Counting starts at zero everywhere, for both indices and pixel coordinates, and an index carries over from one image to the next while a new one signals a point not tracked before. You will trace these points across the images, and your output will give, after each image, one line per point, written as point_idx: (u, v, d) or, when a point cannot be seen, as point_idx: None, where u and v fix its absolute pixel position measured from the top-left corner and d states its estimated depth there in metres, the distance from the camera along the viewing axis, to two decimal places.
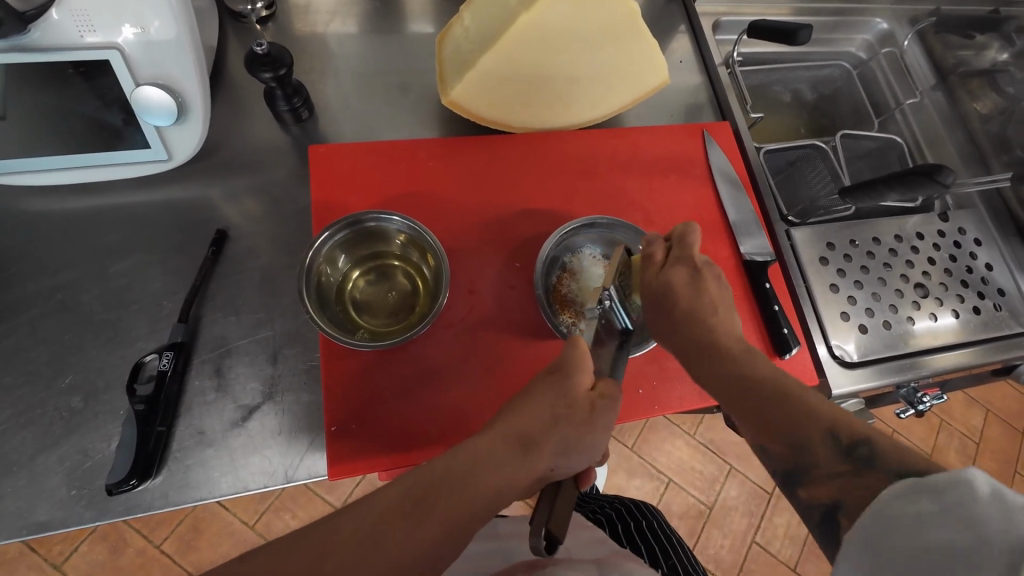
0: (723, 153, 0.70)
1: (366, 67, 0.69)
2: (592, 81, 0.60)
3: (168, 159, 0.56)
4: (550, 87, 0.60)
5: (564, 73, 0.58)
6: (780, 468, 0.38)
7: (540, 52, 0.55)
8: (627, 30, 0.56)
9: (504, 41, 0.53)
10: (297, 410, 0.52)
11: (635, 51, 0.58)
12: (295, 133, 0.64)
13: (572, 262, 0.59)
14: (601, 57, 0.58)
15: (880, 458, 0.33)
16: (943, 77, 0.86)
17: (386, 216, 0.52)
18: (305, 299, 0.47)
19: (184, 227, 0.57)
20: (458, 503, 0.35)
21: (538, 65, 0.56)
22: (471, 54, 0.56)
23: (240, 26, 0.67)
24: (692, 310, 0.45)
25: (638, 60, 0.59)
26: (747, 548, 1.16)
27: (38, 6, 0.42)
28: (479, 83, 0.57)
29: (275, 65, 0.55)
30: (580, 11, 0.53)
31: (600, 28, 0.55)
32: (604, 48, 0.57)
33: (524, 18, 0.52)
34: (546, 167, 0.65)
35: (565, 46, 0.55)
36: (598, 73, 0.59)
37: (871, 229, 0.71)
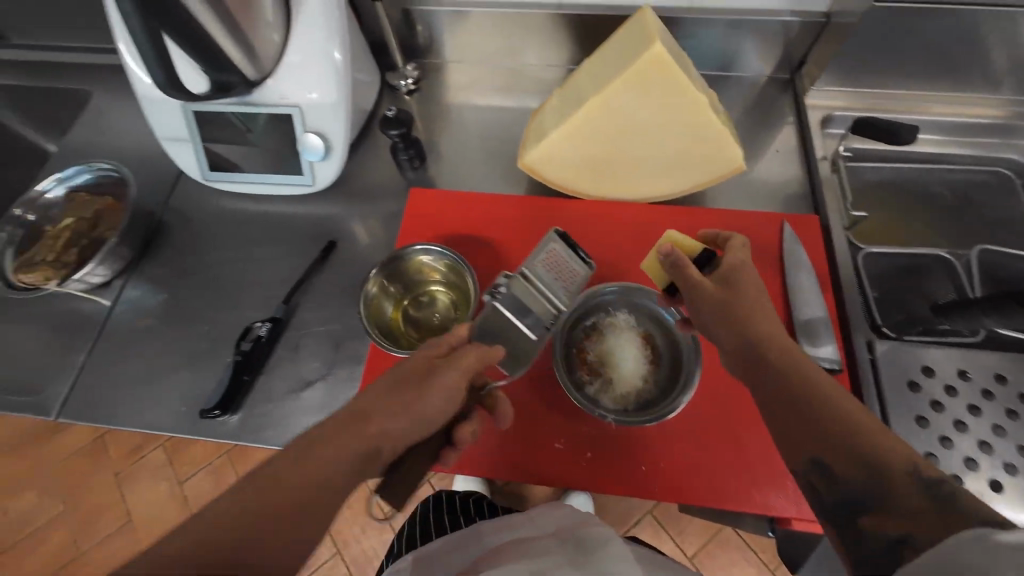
0: (802, 244, 0.66)
1: (476, 133, 0.84)
2: (659, 158, 0.64)
3: (312, 185, 0.73)
4: (617, 159, 0.65)
5: (633, 149, 0.63)
6: (836, 496, 0.36)
7: (610, 132, 0.61)
8: (699, 118, 0.59)
9: (573, 119, 0.60)
10: (339, 392, 0.63)
11: (705, 136, 0.60)
12: (409, 177, 0.80)
13: (600, 325, 0.61)
14: (669, 139, 0.61)
15: (958, 497, 0.31)
16: None
17: (430, 248, 0.62)
18: (360, 307, 0.58)
19: (311, 234, 0.75)
20: (347, 437, 0.40)
21: (604, 141, 0.62)
22: (547, 128, 0.64)
23: (394, 95, 0.87)
24: (732, 298, 0.48)
25: (711, 143, 0.61)
26: None
27: (264, 75, 0.65)
28: (550, 152, 0.65)
29: (401, 124, 0.71)
30: (648, 101, 0.58)
31: (671, 116, 0.59)
32: (674, 133, 0.61)
33: (592, 103, 0.58)
34: (605, 232, 0.69)
35: (630, 127, 0.60)
36: (668, 151, 0.63)
37: (993, 364, 0.58)
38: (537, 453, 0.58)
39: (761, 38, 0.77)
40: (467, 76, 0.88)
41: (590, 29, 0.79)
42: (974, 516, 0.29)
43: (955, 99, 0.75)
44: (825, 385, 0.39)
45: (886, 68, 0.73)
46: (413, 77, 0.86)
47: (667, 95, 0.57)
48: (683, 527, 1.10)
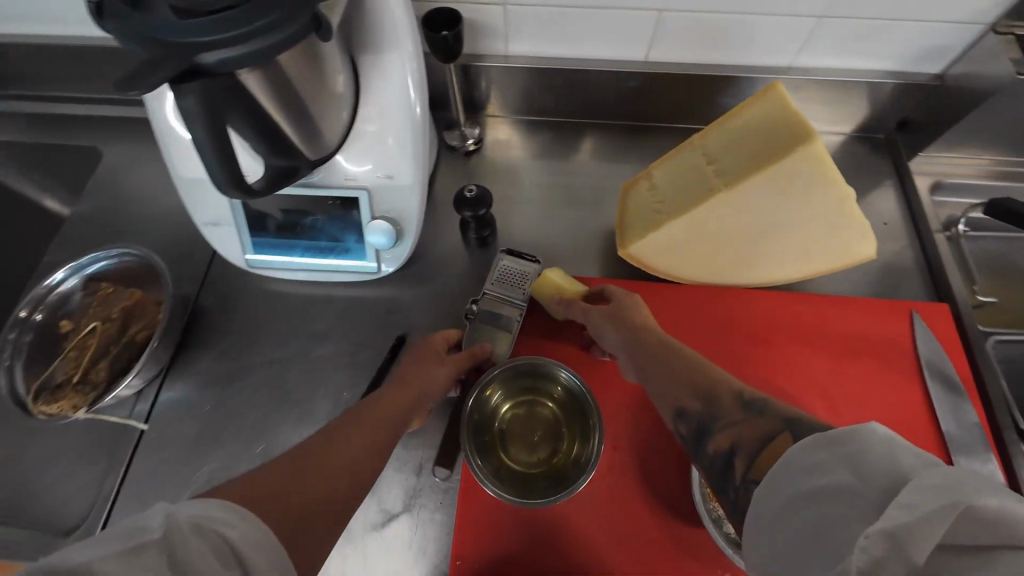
0: (939, 341, 0.59)
1: (547, 199, 0.76)
2: (780, 249, 0.57)
3: (376, 271, 0.65)
4: (733, 250, 0.58)
5: (754, 240, 0.56)
6: (691, 428, 0.41)
7: (735, 223, 0.54)
8: (839, 214, 0.52)
9: (693, 212, 0.53)
10: (429, 527, 0.54)
11: (838, 226, 0.54)
12: (477, 253, 0.71)
13: None
14: (797, 230, 0.54)
15: (770, 410, 0.37)
16: None
17: (543, 361, 0.54)
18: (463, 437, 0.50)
19: (374, 324, 0.66)
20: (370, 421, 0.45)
21: (724, 233, 0.55)
22: (656, 216, 0.57)
23: (451, 154, 0.78)
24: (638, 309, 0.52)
25: (843, 233, 0.55)
26: None
27: (326, 155, 0.56)
28: (659, 243, 0.57)
29: (477, 205, 0.62)
30: (784, 193, 0.51)
31: (809, 210, 0.52)
32: (806, 226, 0.54)
33: (719, 196, 0.51)
34: (717, 325, 0.61)
35: (756, 220, 0.53)
36: (792, 243, 0.56)
37: None
38: None
39: (864, 98, 0.71)
40: (532, 133, 0.80)
41: (676, 87, 0.72)
42: (779, 418, 0.36)
43: None
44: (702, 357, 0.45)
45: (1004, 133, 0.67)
46: (474, 137, 0.77)
47: (813, 190, 0.50)
48: None
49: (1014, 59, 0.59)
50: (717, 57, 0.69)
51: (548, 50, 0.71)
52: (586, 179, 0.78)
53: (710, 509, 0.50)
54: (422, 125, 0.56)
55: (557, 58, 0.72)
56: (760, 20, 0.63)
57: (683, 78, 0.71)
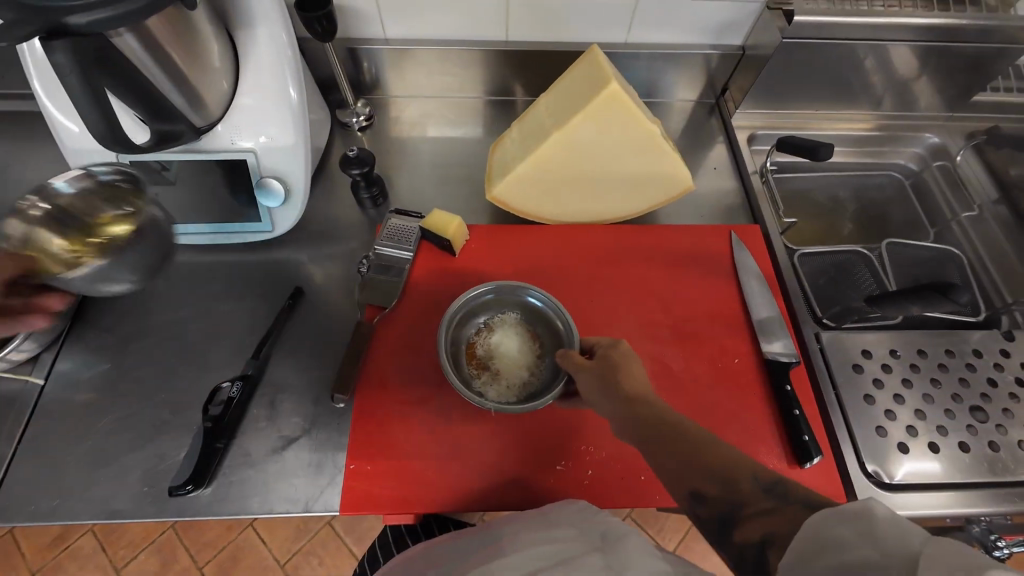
0: (750, 253, 0.73)
1: (435, 166, 0.85)
2: (617, 184, 0.68)
3: (271, 231, 0.71)
4: (580, 187, 0.69)
5: (592, 174, 0.67)
6: (715, 514, 0.40)
7: (571, 160, 0.64)
8: (649, 147, 0.64)
9: (538, 152, 0.63)
10: (327, 446, 0.60)
11: (657, 161, 0.66)
12: (371, 214, 0.79)
13: (491, 326, 0.64)
14: (625, 166, 0.66)
15: (792, 492, 0.39)
16: (1008, 191, 0.83)
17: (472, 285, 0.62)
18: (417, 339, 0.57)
19: (273, 281, 0.71)
20: None
21: (568, 170, 0.66)
22: (513, 160, 0.67)
23: (345, 132, 0.86)
24: (630, 372, 0.51)
25: (662, 168, 0.67)
26: None
27: (211, 122, 0.61)
28: (517, 184, 0.67)
29: (361, 163, 0.70)
30: (605, 132, 0.62)
31: (626, 145, 0.64)
32: (628, 159, 0.65)
33: (555, 136, 0.62)
34: (580, 255, 0.72)
35: (591, 158, 0.64)
36: (621, 176, 0.67)
37: (914, 340, 0.68)
38: (540, 481, 0.59)
39: (689, 68, 0.86)
40: (418, 110, 0.89)
41: (536, 63, 0.84)
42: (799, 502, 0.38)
43: (847, 116, 0.89)
44: (696, 431, 0.45)
45: (793, 91, 0.84)
46: (364, 113, 0.85)
47: (623, 126, 0.62)
48: (662, 525, 1.14)
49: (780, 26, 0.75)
50: (565, 36, 0.82)
51: (421, 33, 0.81)
52: (470, 148, 0.87)
53: (463, 375, 0.60)
54: (300, 95, 0.64)
55: (429, 40, 0.81)
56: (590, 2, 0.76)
57: (539, 55, 0.83)
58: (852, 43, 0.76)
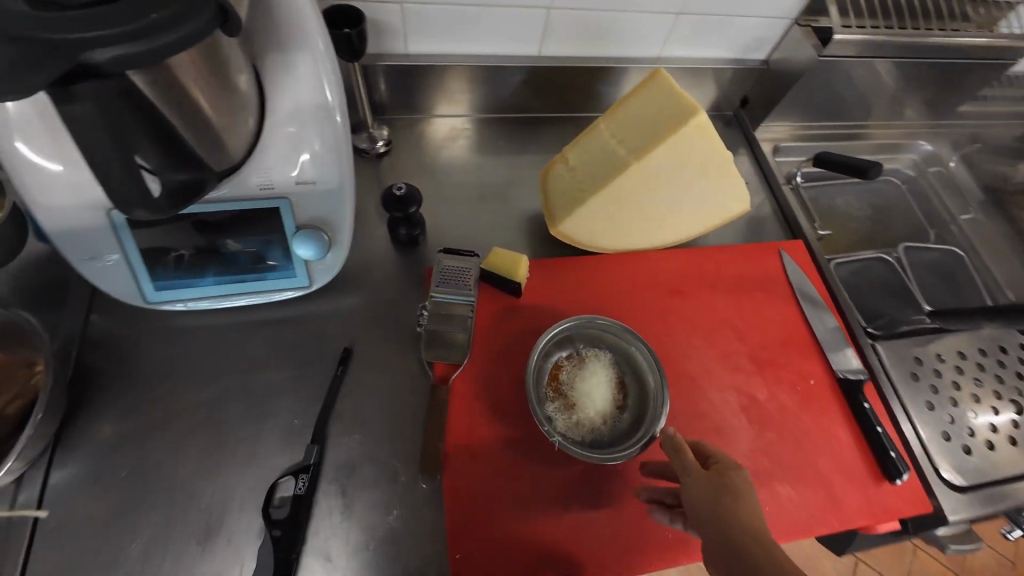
0: (801, 270, 0.74)
1: (468, 192, 0.77)
2: (682, 214, 0.65)
3: (307, 285, 0.61)
4: (646, 218, 0.65)
5: (659, 205, 0.63)
6: None
7: (644, 189, 0.60)
8: (722, 177, 0.62)
9: (611, 185, 0.59)
10: (419, 532, 0.52)
11: (726, 191, 0.64)
12: (409, 252, 0.70)
13: (584, 362, 0.60)
14: (695, 196, 0.63)
15: None
16: (992, 194, 0.92)
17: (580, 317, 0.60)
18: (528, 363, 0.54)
19: (312, 341, 0.61)
20: None
21: (638, 202, 0.62)
22: (580, 192, 0.63)
23: (362, 158, 0.76)
24: (739, 491, 0.46)
25: (730, 198, 0.65)
26: None
27: (234, 167, 0.51)
28: (584, 217, 0.63)
29: (406, 204, 0.62)
30: (682, 163, 0.59)
31: (701, 175, 0.61)
32: (700, 189, 0.62)
33: (632, 167, 0.58)
34: (647, 285, 0.70)
35: (664, 189, 0.61)
36: (689, 207, 0.64)
37: (953, 343, 0.73)
38: (657, 536, 0.55)
39: (715, 82, 0.86)
40: (440, 131, 0.81)
41: (568, 78, 0.79)
42: None
43: (854, 125, 0.93)
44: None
45: (813, 104, 0.87)
46: (383, 138, 0.76)
47: (702, 156, 0.59)
48: None
49: (813, 45, 0.77)
50: (600, 50, 0.78)
51: (448, 47, 0.73)
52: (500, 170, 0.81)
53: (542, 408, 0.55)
54: (346, 129, 0.54)
55: (457, 57, 0.74)
56: (631, 17, 0.73)
57: (573, 70, 0.78)
58: (870, 60, 0.80)
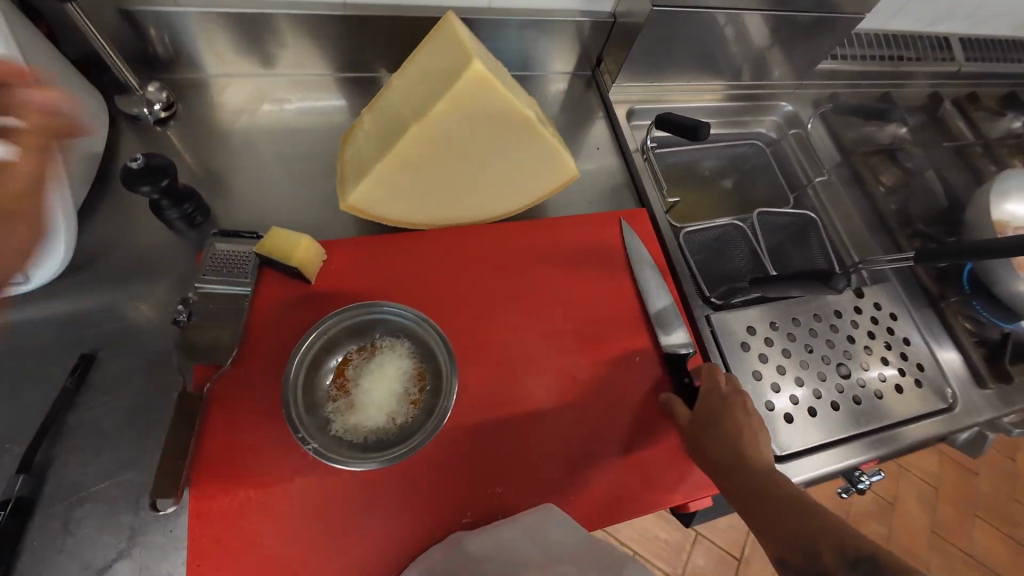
0: (640, 240, 0.69)
1: (274, 164, 0.68)
2: (497, 182, 0.59)
3: (23, 283, 0.51)
4: (456, 188, 0.58)
5: (466, 172, 0.57)
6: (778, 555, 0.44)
7: (437, 156, 0.53)
8: (529, 139, 0.56)
9: (395, 151, 0.52)
10: (156, 565, 0.47)
11: (540, 155, 0.57)
12: (188, 236, 0.60)
13: (376, 357, 0.54)
14: (504, 161, 0.57)
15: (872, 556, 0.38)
16: (848, 155, 0.90)
17: (374, 307, 0.53)
18: (290, 359, 0.48)
19: (48, 351, 0.52)
20: None
21: (437, 169, 0.55)
22: (369, 161, 0.54)
23: (138, 127, 0.65)
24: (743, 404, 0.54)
25: (547, 162, 0.58)
26: None
27: None
28: (377, 191, 0.55)
29: (155, 175, 0.51)
30: (473, 122, 0.52)
31: (502, 137, 0.54)
32: (508, 153, 0.56)
33: (413, 129, 0.50)
34: (468, 263, 0.63)
35: (462, 154, 0.54)
36: (501, 174, 0.58)
37: (790, 309, 0.71)
38: (446, 535, 0.51)
39: (562, 38, 0.79)
40: (244, 93, 0.71)
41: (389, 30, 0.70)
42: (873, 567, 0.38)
43: (716, 85, 0.90)
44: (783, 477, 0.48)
45: (664, 63, 0.81)
46: (161, 100, 0.64)
47: (496, 114, 0.52)
48: None
49: None
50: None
51: None
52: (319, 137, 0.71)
53: (313, 407, 0.50)
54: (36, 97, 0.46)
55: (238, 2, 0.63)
56: None
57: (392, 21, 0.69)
58: (715, 12, 0.73)
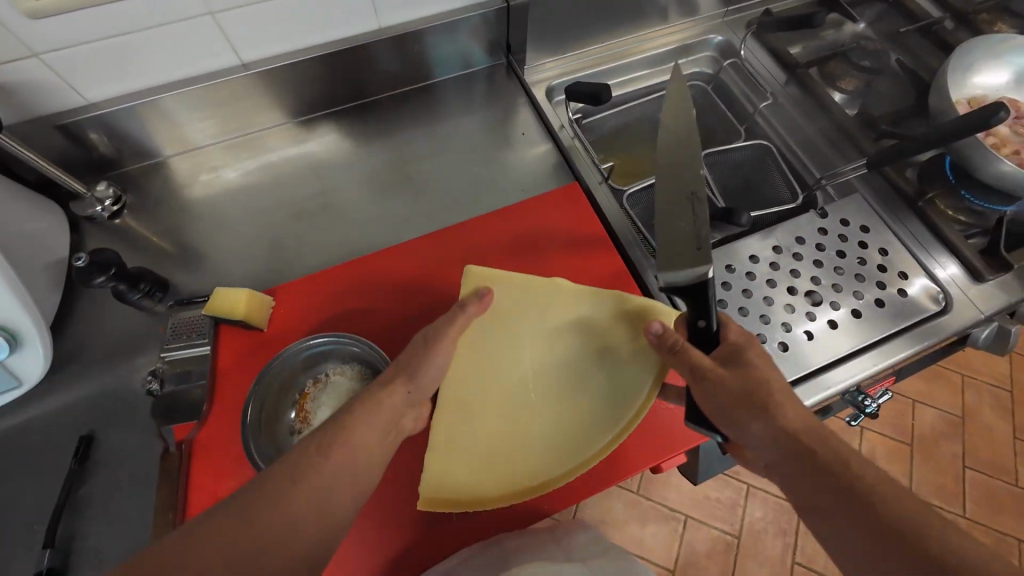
0: (575, 215, 0.71)
1: (225, 231, 0.75)
2: (560, 409, 0.54)
3: (19, 385, 0.59)
4: (551, 436, 0.53)
5: (553, 363, 0.56)
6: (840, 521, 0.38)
7: (486, 450, 0.53)
8: (542, 330, 0.57)
9: (442, 448, 0.53)
10: None
11: (590, 369, 0.56)
12: (156, 313, 0.66)
13: (331, 385, 0.57)
14: (540, 382, 0.56)
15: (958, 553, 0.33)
16: (793, 71, 0.84)
17: (319, 340, 0.57)
18: (248, 403, 0.53)
19: (55, 439, 0.61)
20: None
21: (505, 473, 0.52)
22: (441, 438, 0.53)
23: (96, 225, 0.72)
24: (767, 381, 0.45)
25: (604, 371, 0.55)
26: (791, 569, 1.34)
27: None
28: (456, 466, 0.52)
29: (105, 266, 0.57)
30: (491, 375, 0.56)
31: (517, 342, 0.57)
32: (550, 400, 0.55)
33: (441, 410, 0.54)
34: (411, 278, 0.66)
35: (518, 420, 0.54)
36: (552, 421, 0.54)
37: (744, 248, 0.70)
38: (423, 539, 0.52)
39: (463, 38, 0.80)
40: (185, 172, 0.78)
41: (299, 75, 0.75)
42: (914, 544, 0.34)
43: (637, 35, 0.87)
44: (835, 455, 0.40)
45: (572, 34, 0.81)
46: (109, 197, 0.71)
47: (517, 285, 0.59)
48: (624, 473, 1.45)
49: None
50: (320, 37, 0.73)
51: (132, 84, 0.67)
52: (267, 193, 0.78)
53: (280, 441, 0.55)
54: None
55: (149, 90, 0.68)
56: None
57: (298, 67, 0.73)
58: None
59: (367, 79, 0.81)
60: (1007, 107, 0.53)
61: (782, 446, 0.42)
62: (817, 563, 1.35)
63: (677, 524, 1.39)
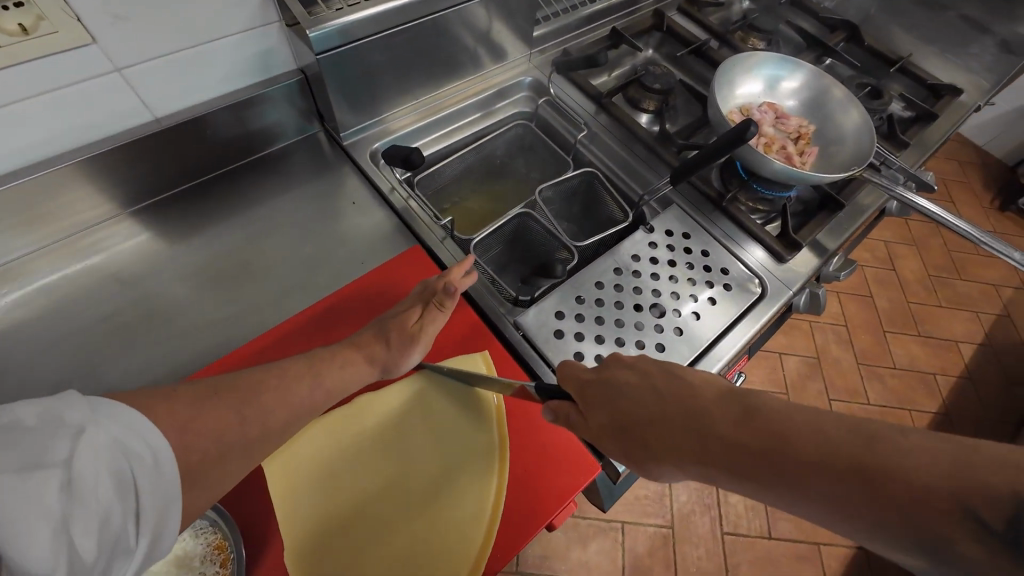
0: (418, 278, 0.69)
1: None
2: (426, 510, 0.53)
3: None
4: (427, 542, 0.51)
5: (389, 482, 0.54)
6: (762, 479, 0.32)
7: None
8: (375, 439, 0.56)
9: None
10: None
11: (439, 458, 0.56)
12: None
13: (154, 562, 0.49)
14: (396, 494, 0.54)
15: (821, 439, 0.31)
16: (599, 102, 0.92)
17: None
18: None
19: None
20: None
21: None
22: None
23: None
24: (610, 393, 0.44)
25: (450, 455, 0.56)
26: (722, 541, 1.43)
27: None
28: None
29: None
30: (338, 510, 0.52)
31: (352, 464, 0.55)
32: (413, 509, 0.53)
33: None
34: None
35: (391, 543, 0.51)
36: (422, 526, 0.52)
37: (590, 275, 0.72)
38: None
39: (267, 111, 0.75)
40: None
41: (68, 181, 0.64)
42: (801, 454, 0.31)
43: (452, 86, 0.88)
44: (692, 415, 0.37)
45: (385, 95, 0.80)
46: None
47: (339, 416, 0.57)
48: None
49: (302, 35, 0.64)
50: (90, 134, 0.64)
51: None
52: (49, 324, 0.64)
53: None
54: None
55: None
56: (77, 92, 0.59)
57: (66, 172, 0.63)
58: (394, 27, 0.70)
59: (160, 172, 0.71)
60: (753, 120, 0.63)
61: (627, 443, 0.41)
62: (741, 527, 1.46)
63: (616, 533, 1.42)
